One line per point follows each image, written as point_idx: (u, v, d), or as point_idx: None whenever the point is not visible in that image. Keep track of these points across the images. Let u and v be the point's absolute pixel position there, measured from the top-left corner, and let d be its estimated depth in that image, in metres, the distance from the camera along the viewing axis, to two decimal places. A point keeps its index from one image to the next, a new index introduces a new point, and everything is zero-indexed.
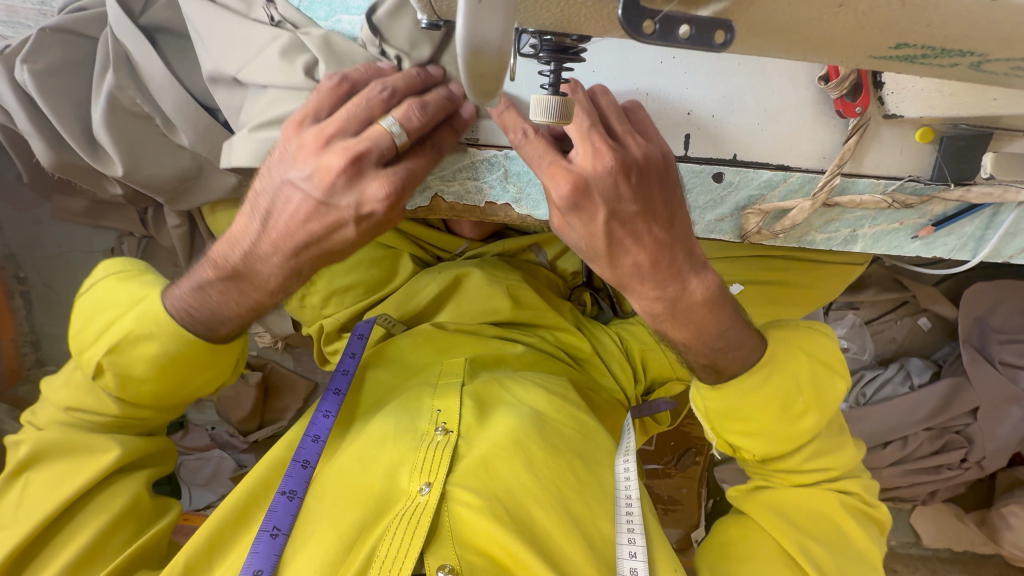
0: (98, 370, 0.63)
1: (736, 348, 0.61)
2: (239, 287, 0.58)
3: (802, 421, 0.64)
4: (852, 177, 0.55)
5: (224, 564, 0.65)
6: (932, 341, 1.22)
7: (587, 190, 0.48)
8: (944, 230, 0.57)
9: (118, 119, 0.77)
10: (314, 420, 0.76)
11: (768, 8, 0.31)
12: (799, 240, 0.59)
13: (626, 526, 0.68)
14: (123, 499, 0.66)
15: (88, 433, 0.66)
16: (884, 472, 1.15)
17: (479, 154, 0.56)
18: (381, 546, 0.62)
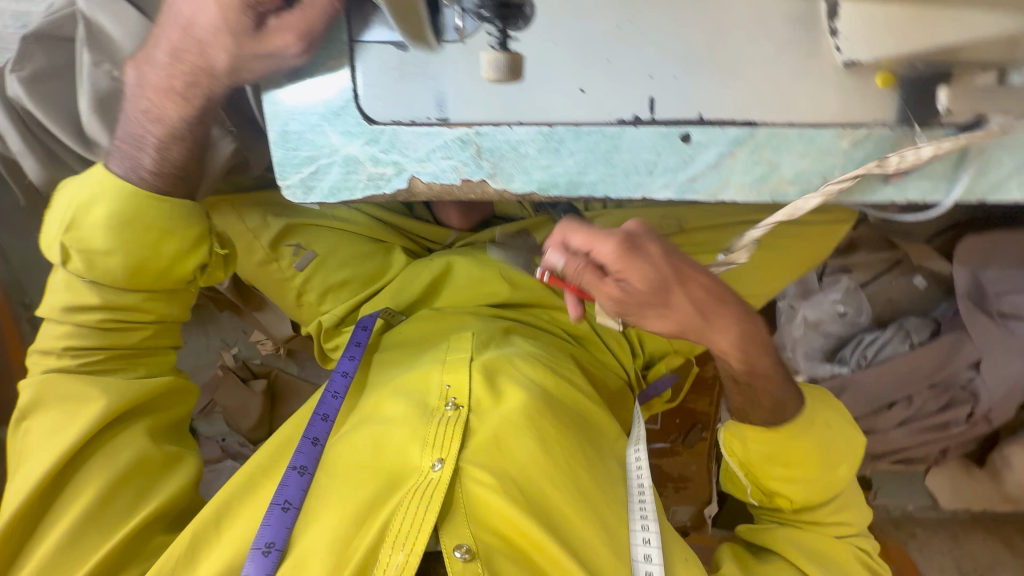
0: (65, 258, 0.64)
1: (779, 388, 0.72)
2: (148, 100, 0.61)
3: (837, 473, 0.73)
4: (818, 127, 0.56)
5: (235, 527, 0.66)
6: (927, 299, 1.21)
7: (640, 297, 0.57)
8: (914, 175, 0.59)
9: (108, 105, 0.78)
10: (324, 400, 0.79)
11: None
12: (773, 194, 0.58)
13: (639, 513, 0.71)
14: (126, 455, 0.65)
15: (83, 387, 0.65)
16: (891, 433, 1.18)
17: (449, 133, 0.54)
18: (396, 516, 0.64)
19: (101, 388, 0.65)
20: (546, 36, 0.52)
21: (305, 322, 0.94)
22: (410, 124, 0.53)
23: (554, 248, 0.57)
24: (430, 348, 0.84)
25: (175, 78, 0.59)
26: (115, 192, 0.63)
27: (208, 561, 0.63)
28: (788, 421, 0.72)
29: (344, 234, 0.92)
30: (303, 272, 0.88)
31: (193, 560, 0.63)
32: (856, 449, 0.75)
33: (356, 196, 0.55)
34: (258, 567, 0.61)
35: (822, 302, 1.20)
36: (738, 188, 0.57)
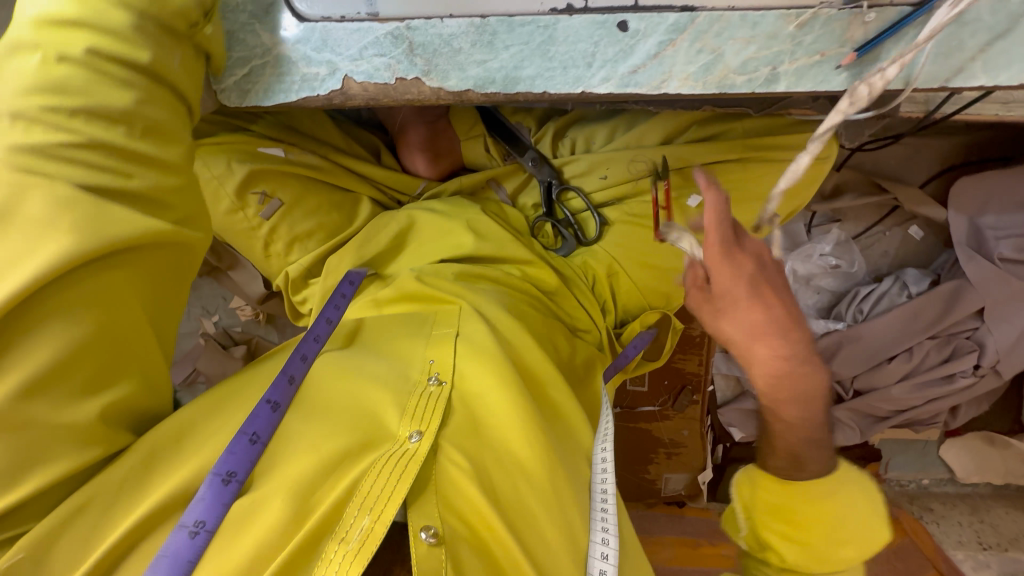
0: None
1: (817, 453, 0.63)
2: None
3: (838, 552, 0.62)
4: (760, 11, 0.54)
5: (194, 457, 0.60)
6: (928, 249, 1.16)
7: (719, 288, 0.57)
8: (868, 57, 0.55)
9: None
10: (304, 341, 0.74)
11: None
12: (720, 85, 0.56)
13: (601, 526, 0.68)
14: (87, 329, 0.52)
15: (46, 207, 0.47)
16: (894, 390, 1.11)
17: (380, 29, 0.53)
18: (365, 479, 0.59)
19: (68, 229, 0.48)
20: None
21: (275, 276, 0.94)
22: (341, 21, 0.54)
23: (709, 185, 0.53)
24: (407, 321, 0.80)
25: None
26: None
27: (157, 486, 0.57)
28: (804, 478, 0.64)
29: (308, 184, 0.90)
30: (269, 221, 0.87)
31: (146, 477, 0.58)
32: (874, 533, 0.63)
33: (292, 98, 0.56)
34: (213, 494, 0.57)
35: (812, 255, 1.15)
36: (683, 82, 0.55)
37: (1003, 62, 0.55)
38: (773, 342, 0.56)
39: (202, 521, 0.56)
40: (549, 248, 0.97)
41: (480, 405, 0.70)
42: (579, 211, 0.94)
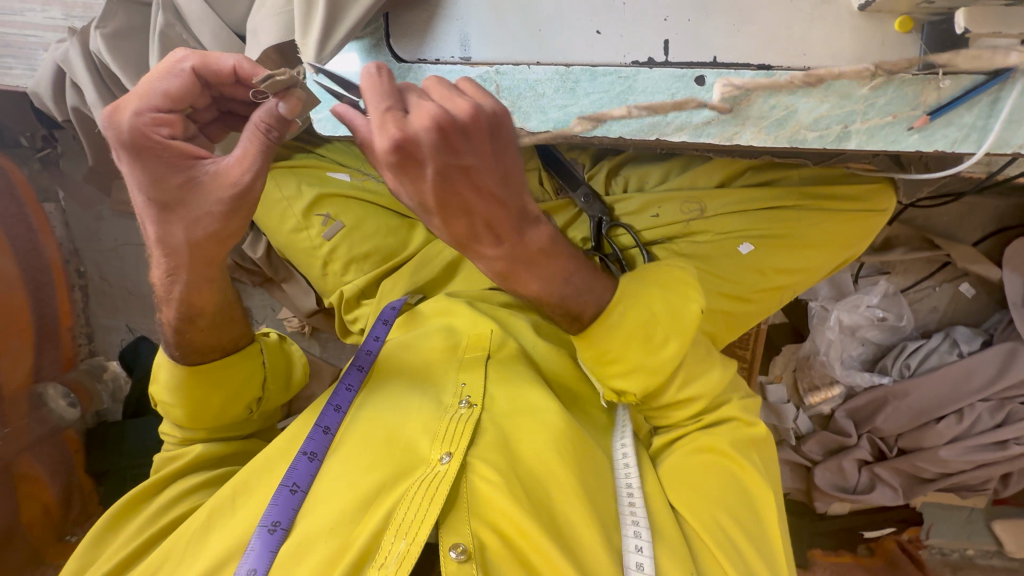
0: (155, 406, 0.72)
1: (588, 292, 0.63)
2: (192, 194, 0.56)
3: (663, 349, 0.65)
4: (834, 72, 0.55)
5: (247, 505, 0.65)
6: (979, 311, 1.14)
7: (405, 169, 0.43)
8: (941, 120, 0.56)
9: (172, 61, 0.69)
10: (336, 391, 0.74)
11: None
12: (791, 139, 0.58)
13: (631, 518, 0.64)
14: (198, 478, 0.71)
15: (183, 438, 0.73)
16: (941, 452, 1.07)
17: (471, 72, 0.57)
18: (398, 510, 0.61)
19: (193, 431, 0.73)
20: None
21: (328, 292, 0.97)
22: (435, 63, 0.58)
23: (376, 132, 0.41)
24: (428, 333, 0.80)
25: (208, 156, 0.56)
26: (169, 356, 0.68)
27: (219, 534, 0.63)
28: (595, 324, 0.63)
29: (371, 207, 0.94)
30: (330, 241, 0.92)
31: (206, 533, 0.64)
32: (688, 315, 0.65)
33: None
34: (261, 544, 0.60)
35: (858, 306, 1.13)
36: (754, 135, 0.57)
37: None
38: (520, 276, 0.56)
39: (254, 569, 0.58)
40: None
41: (512, 424, 0.69)
42: (627, 247, 0.91)
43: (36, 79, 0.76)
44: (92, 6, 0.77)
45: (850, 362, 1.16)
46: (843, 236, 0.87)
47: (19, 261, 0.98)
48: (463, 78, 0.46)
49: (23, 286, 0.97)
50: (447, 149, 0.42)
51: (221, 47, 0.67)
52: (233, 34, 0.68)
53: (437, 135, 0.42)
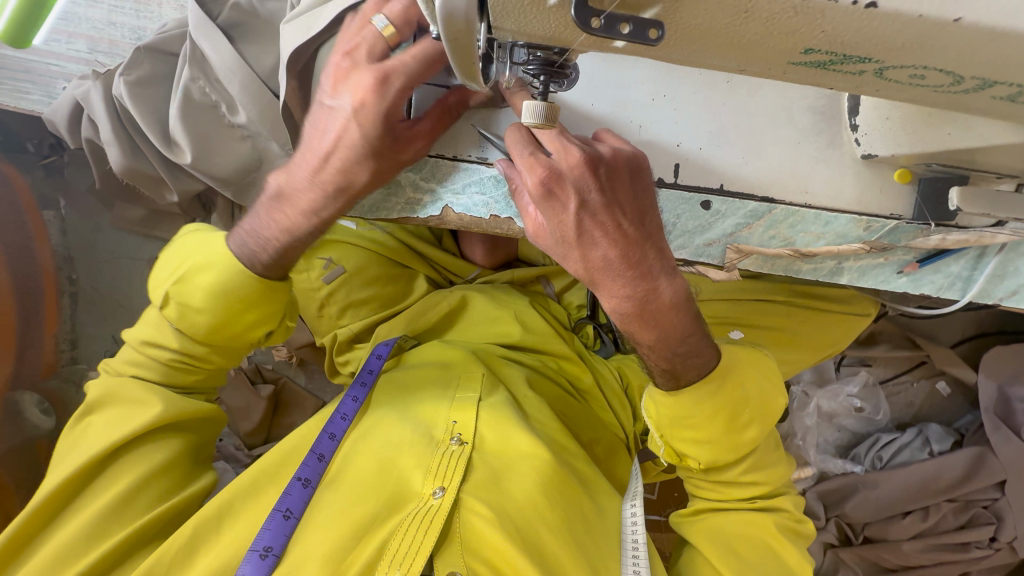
0: (162, 303, 0.64)
1: (697, 355, 0.59)
2: (281, 206, 0.59)
3: (744, 432, 0.61)
4: (833, 212, 0.58)
5: (234, 529, 0.62)
6: (953, 409, 1.17)
7: (561, 177, 0.48)
8: (929, 267, 0.59)
9: (192, 114, 0.69)
10: (331, 419, 0.72)
11: (699, 19, 0.29)
12: (787, 269, 0.60)
13: (631, 557, 0.66)
14: (163, 455, 0.66)
15: (137, 391, 0.66)
16: (905, 546, 1.09)
17: (488, 171, 0.60)
18: (393, 540, 0.59)
19: (156, 394, 0.66)
20: (589, 97, 0.57)
21: (322, 332, 0.97)
22: (452, 158, 0.60)
23: (527, 169, 0.48)
24: (425, 372, 0.78)
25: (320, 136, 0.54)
26: (225, 264, 0.61)
27: (204, 559, 0.60)
28: (688, 388, 0.59)
29: (376, 256, 0.95)
30: (329, 285, 0.92)
31: (190, 555, 0.60)
32: (776, 398, 0.63)
33: (392, 216, 0.62)
34: (252, 569, 0.58)
35: (838, 395, 1.17)
36: (754, 259, 0.60)
37: None
38: (642, 327, 0.54)
39: None
40: (589, 348, 0.98)
41: (504, 463, 0.68)
42: None
43: (54, 107, 0.76)
44: (117, 44, 0.77)
45: (825, 447, 1.19)
46: (829, 335, 0.90)
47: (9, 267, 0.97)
48: (608, 129, 0.55)
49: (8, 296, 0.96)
50: (590, 183, 0.48)
51: (250, 99, 0.67)
52: (265, 86, 0.67)
53: (587, 168, 0.48)
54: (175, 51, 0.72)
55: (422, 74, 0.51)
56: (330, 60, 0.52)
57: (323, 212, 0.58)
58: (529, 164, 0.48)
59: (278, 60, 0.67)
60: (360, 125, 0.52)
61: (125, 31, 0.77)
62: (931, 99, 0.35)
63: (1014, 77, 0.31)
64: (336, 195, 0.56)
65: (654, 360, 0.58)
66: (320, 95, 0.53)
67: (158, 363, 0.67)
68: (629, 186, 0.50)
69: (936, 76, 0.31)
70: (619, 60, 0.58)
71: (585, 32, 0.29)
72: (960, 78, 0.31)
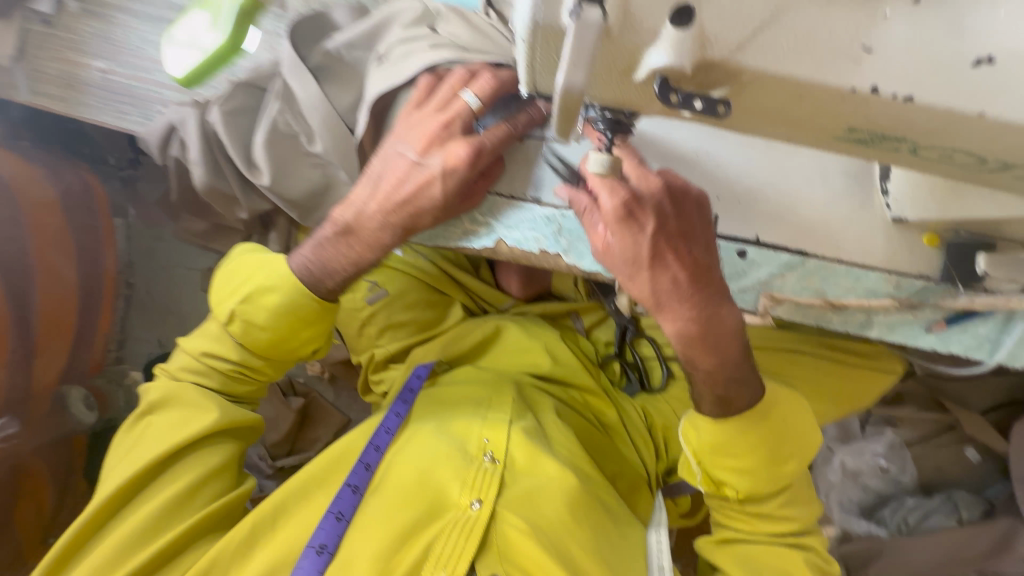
0: (228, 319, 0.68)
1: (745, 383, 0.61)
2: (348, 242, 0.65)
3: (784, 466, 0.63)
4: (862, 269, 0.61)
5: (286, 530, 0.65)
6: (984, 475, 1.13)
7: (638, 199, 0.53)
8: (957, 327, 0.62)
9: (276, 142, 0.77)
10: (376, 431, 0.74)
11: (757, 96, 0.34)
12: (818, 319, 0.65)
13: (656, 564, 0.68)
14: (217, 457, 0.70)
15: (197, 395, 0.70)
16: None
17: (540, 211, 0.65)
18: (437, 543, 0.64)
19: (214, 400, 0.70)
20: (637, 150, 0.63)
21: (359, 350, 1.02)
22: (508, 198, 0.66)
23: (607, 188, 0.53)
24: (461, 392, 0.81)
25: (396, 184, 0.62)
26: (292, 287, 0.67)
27: (263, 551, 0.64)
28: (737, 414, 0.62)
29: (416, 280, 0.99)
30: (371, 306, 0.97)
31: (249, 549, 0.64)
32: (815, 434, 0.65)
33: (449, 243, 0.69)
34: (310, 564, 0.62)
35: (864, 452, 1.17)
36: (787, 307, 0.65)
37: None
38: (701, 349, 0.58)
39: None
40: (614, 385, 0.99)
41: (535, 481, 0.70)
42: (648, 358, 0.98)
43: (148, 128, 0.85)
44: (213, 78, 0.87)
45: (849, 506, 1.18)
46: (854, 392, 0.90)
47: (80, 267, 1.05)
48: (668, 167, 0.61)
49: (75, 293, 1.03)
50: (665, 208, 0.54)
51: (327, 130, 0.74)
52: (341, 121, 0.74)
53: (662, 195, 0.54)
54: (264, 87, 0.81)
55: (502, 144, 0.60)
56: (425, 127, 0.60)
57: (385, 249, 0.65)
58: (610, 184, 0.53)
59: (357, 99, 0.75)
60: (446, 182, 0.60)
61: (220, 67, 0.87)
62: (947, 171, 0.39)
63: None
64: (398, 234, 0.64)
65: (708, 386, 0.61)
66: (407, 153, 0.61)
67: (218, 372, 0.72)
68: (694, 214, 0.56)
69: (964, 157, 0.36)
70: (664, 123, 0.64)
71: (663, 104, 0.34)
72: (983, 159, 0.35)
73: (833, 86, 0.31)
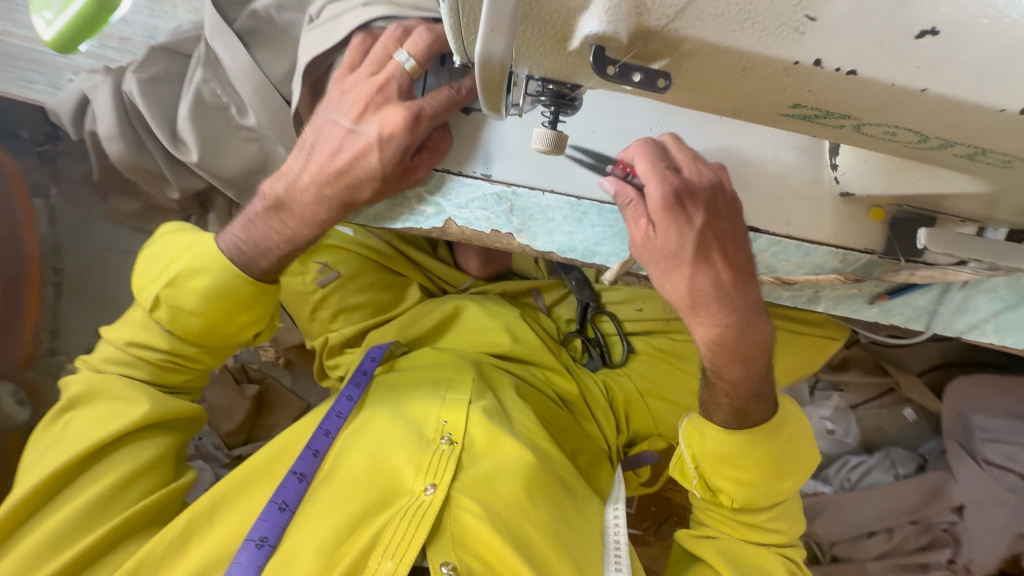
0: (152, 305, 0.63)
1: (765, 396, 0.60)
2: (279, 217, 0.60)
3: (782, 482, 0.62)
4: (811, 244, 0.62)
5: (225, 524, 0.63)
6: (917, 434, 1.22)
7: (690, 195, 0.51)
8: (899, 299, 0.64)
9: (203, 114, 0.71)
10: (326, 416, 0.72)
11: (701, 67, 0.32)
12: (768, 294, 0.65)
13: (614, 562, 0.67)
14: (149, 452, 0.66)
15: (126, 386, 0.66)
16: (870, 566, 1.12)
17: (490, 188, 0.62)
18: (387, 530, 0.61)
19: (144, 391, 0.66)
20: (591, 124, 0.61)
21: (313, 335, 0.98)
22: (458, 175, 0.63)
23: (660, 180, 0.51)
24: (419, 375, 0.79)
25: (329, 155, 0.57)
26: (222, 267, 0.61)
27: (198, 548, 0.61)
28: (753, 427, 0.60)
29: (369, 261, 0.96)
30: (323, 289, 0.92)
31: (184, 546, 0.61)
32: (813, 459, 0.64)
33: (396, 224, 0.64)
34: (247, 559, 0.59)
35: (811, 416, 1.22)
36: None
37: (1011, 327, 0.64)
38: (731, 358, 0.57)
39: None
40: (576, 361, 1.00)
41: (491, 465, 0.69)
42: (608, 334, 0.99)
43: (58, 99, 0.76)
44: (129, 41, 0.78)
45: None
46: (805, 361, 0.93)
47: None
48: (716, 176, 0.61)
49: None
50: (716, 209, 0.53)
51: (260, 102, 0.68)
52: (276, 92, 0.68)
53: (714, 196, 0.53)
54: (189, 52, 0.73)
55: (445, 110, 0.56)
56: (359, 91, 0.56)
57: (323, 225, 0.60)
58: (665, 179, 0.51)
59: (294, 68, 0.69)
60: (383, 151, 0.56)
61: (138, 28, 0.78)
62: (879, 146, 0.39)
63: (971, 140, 0.34)
64: (338, 210, 0.59)
65: (731, 397, 0.60)
66: (341, 121, 0.56)
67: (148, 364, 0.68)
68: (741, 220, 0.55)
69: (907, 134, 0.35)
70: (619, 97, 0.61)
71: (600, 77, 0.32)
72: (926, 137, 0.35)
73: (777, 58, 0.30)
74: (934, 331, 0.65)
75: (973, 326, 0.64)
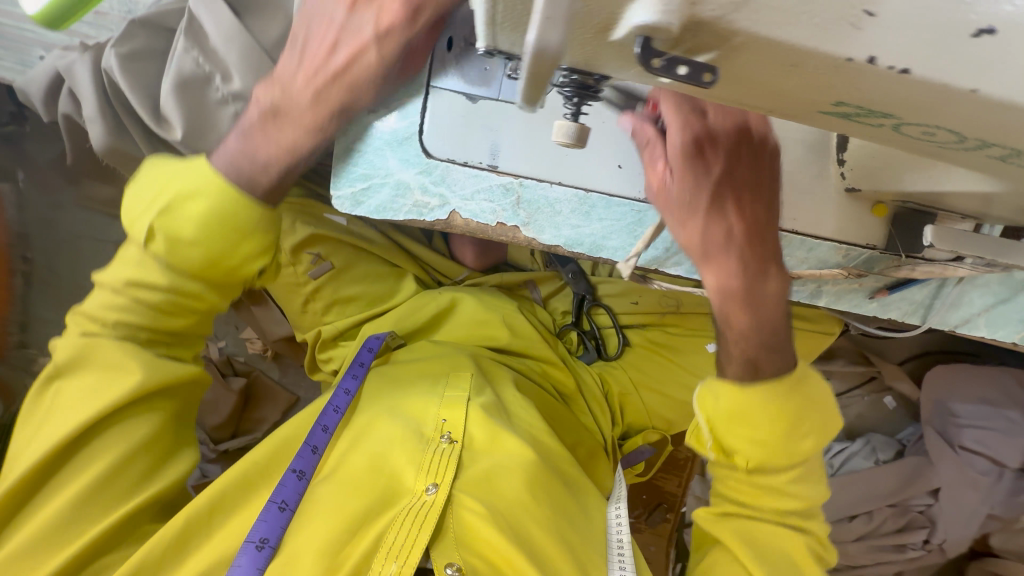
0: (147, 237, 0.54)
1: (778, 353, 0.59)
2: (278, 121, 0.54)
3: (800, 444, 0.60)
4: (815, 240, 0.62)
5: (229, 528, 0.61)
6: (896, 421, 1.27)
7: (708, 139, 0.52)
8: (897, 294, 0.66)
9: (188, 88, 0.67)
10: (324, 411, 0.71)
11: (747, 63, 0.31)
12: None
13: (618, 561, 0.67)
14: (144, 429, 0.59)
15: (116, 351, 0.57)
16: (849, 547, 1.17)
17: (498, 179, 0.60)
18: (389, 532, 0.60)
19: (136, 358, 0.58)
20: (599, 116, 0.59)
21: (304, 328, 0.95)
22: (463, 164, 0.60)
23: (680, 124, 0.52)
24: (417, 371, 0.78)
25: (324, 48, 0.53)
26: (221, 191, 0.53)
27: (196, 556, 0.58)
28: (764, 383, 0.58)
29: (363, 252, 0.93)
30: (316, 280, 0.89)
31: (181, 554, 0.57)
32: (832, 417, 0.62)
33: (398, 217, 0.61)
34: (248, 561, 0.56)
35: None
36: None
37: (1002, 321, 0.65)
38: (740, 306, 0.56)
39: None
40: (572, 353, 1.00)
41: (494, 463, 0.68)
42: (604, 326, 0.99)
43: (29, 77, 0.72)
44: (104, 15, 0.72)
45: None
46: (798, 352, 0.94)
47: None
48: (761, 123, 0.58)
49: None
50: (736, 156, 0.52)
51: (249, 67, 0.65)
52: (265, 54, 0.66)
53: (735, 142, 0.52)
54: (172, 26, 0.69)
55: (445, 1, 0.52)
56: None
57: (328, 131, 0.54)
58: (684, 124, 0.52)
59: (286, 32, 0.67)
60: (381, 48, 0.52)
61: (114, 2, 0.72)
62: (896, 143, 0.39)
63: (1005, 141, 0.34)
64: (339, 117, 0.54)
65: (740, 349, 0.58)
66: (333, 11, 0.53)
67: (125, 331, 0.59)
68: (766, 169, 0.54)
69: (945, 135, 0.35)
70: None
71: (645, 69, 0.31)
72: (963, 138, 0.35)
73: (831, 54, 0.29)
74: (930, 325, 0.66)
75: (966, 321, 0.65)
